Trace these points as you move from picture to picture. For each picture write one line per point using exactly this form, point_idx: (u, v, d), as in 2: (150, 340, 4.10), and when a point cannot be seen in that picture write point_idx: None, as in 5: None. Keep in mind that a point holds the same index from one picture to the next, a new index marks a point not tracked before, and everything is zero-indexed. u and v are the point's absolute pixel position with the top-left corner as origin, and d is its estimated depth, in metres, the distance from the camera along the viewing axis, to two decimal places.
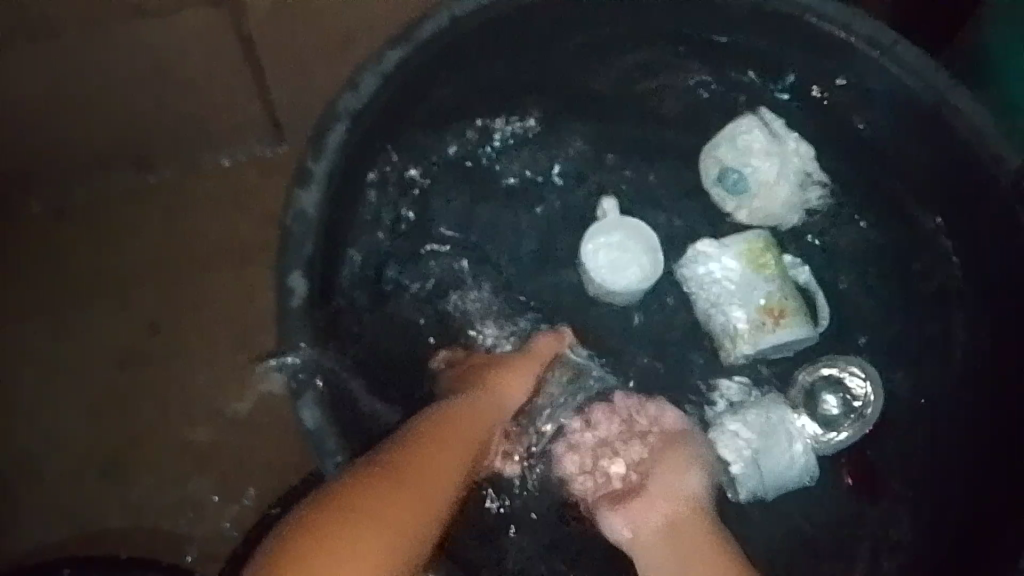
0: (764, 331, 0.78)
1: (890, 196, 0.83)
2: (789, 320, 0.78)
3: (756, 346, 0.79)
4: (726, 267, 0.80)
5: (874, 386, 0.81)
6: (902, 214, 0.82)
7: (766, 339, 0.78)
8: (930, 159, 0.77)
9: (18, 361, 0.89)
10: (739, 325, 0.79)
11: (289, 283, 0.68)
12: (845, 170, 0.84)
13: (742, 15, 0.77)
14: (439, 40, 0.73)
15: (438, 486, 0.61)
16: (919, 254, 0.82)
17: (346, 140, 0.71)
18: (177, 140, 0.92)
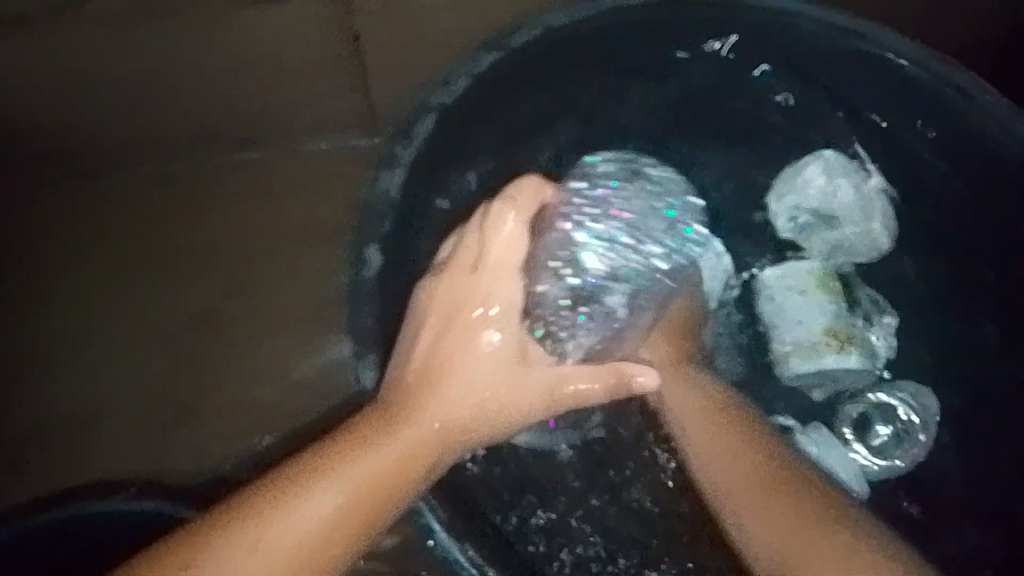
0: (824, 352, 0.79)
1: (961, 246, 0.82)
2: (852, 347, 0.79)
3: (813, 366, 0.80)
4: (798, 287, 0.83)
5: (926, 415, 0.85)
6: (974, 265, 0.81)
7: (823, 359, 0.79)
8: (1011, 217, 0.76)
9: (108, 306, 0.97)
10: (799, 342, 0.80)
11: (366, 255, 0.73)
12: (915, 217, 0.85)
13: (829, 50, 0.79)
14: (529, 49, 0.77)
15: (367, 522, 0.59)
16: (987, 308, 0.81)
17: (434, 130, 0.76)
18: (280, 121, 0.98)
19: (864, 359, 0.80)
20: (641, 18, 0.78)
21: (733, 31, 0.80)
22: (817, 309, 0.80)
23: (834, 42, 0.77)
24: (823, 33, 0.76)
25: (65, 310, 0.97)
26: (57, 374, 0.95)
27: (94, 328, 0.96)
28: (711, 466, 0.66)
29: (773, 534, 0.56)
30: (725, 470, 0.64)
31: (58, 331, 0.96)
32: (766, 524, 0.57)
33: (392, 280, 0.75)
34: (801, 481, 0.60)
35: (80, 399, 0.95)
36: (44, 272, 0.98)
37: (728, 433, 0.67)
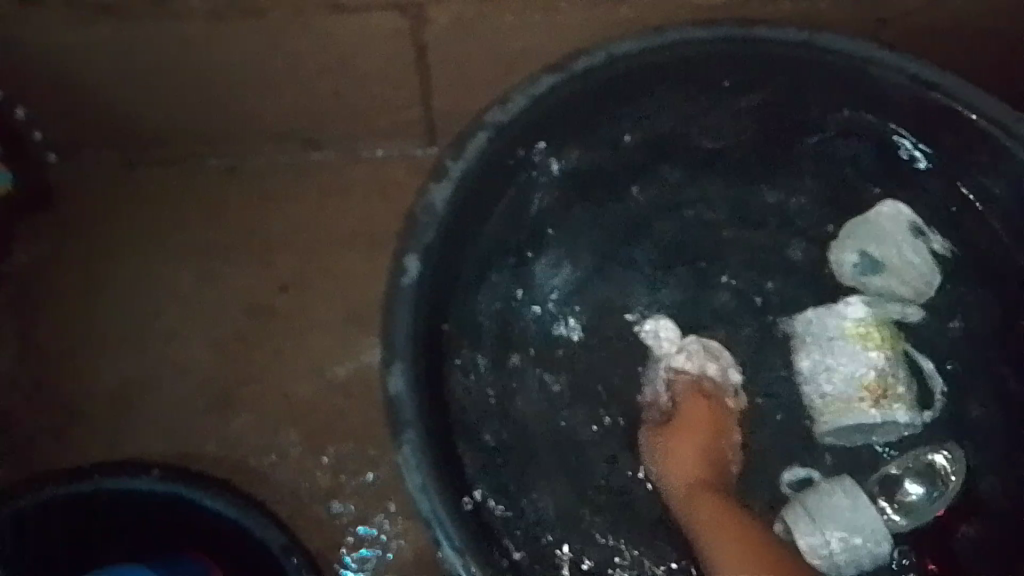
0: (863, 405, 0.80)
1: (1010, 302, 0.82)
2: (891, 400, 0.80)
3: (852, 417, 0.80)
4: (839, 338, 0.82)
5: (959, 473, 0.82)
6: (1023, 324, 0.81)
7: (862, 412, 0.80)
8: None
9: (160, 289, 1.00)
10: (843, 395, 0.81)
11: (405, 263, 0.72)
12: (966, 271, 0.85)
13: (902, 100, 0.78)
14: (591, 75, 0.77)
15: None
16: None
17: (486, 148, 0.76)
18: (344, 127, 1.03)
19: (907, 412, 0.81)
20: (713, 52, 0.77)
21: (806, 72, 0.79)
22: (859, 360, 0.80)
23: (911, 93, 0.76)
24: (897, 84, 0.76)
25: (121, 288, 1.00)
26: (105, 349, 0.98)
27: (145, 308, 1.00)
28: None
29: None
30: (723, 553, 0.76)
31: (112, 307, 1.00)
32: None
33: (429, 291, 0.74)
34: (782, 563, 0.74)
35: (124, 376, 0.97)
36: (110, 252, 1.02)
37: (744, 550, 0.75)
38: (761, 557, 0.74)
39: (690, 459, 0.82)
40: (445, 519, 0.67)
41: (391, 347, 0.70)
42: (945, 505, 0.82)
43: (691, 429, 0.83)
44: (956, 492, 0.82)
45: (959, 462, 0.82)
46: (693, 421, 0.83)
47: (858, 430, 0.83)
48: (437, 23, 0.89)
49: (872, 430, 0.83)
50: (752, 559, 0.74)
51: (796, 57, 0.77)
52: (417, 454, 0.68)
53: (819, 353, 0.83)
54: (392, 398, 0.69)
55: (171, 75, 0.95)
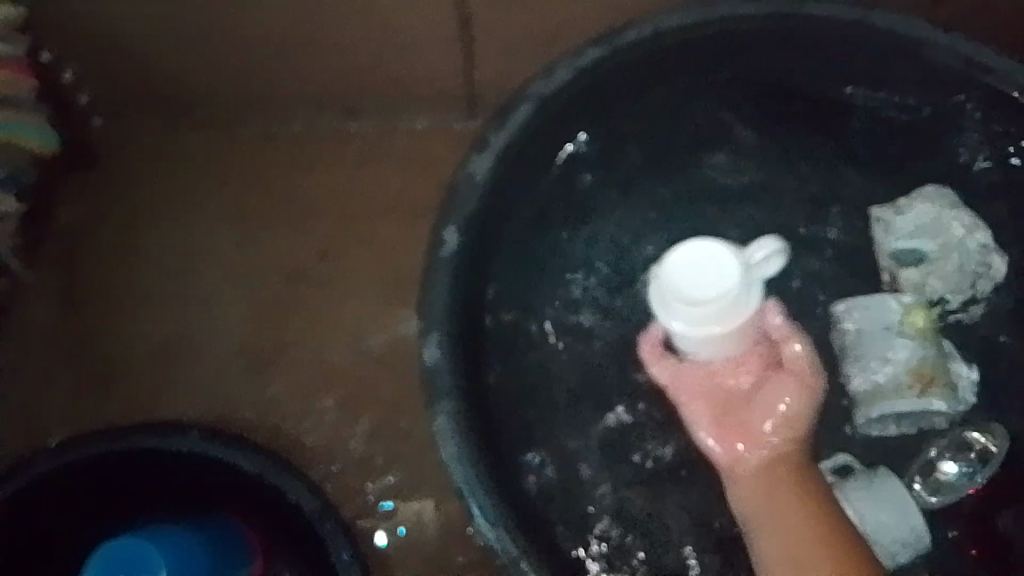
0: (910, 395, 0.77)
1: None
2: (938, 391, 0.77)
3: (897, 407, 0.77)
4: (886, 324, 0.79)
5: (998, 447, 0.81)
6: None
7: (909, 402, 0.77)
8: None
9: (199, 254, 1.01)
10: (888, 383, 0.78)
11: (445, 234, 0.72)
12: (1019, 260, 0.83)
13: (959, 82, 0.75)
14: (638, 47, 0.75)
15: None
16: None
17: (530, 120, 0.75)
18: (386, 97, 1.02)
19: (953, 404, 0.78)
20: (762, 28, 0.76)
21: (858, 51, 0.77)
22: (907, 346, 0.77)
23: (968, 76, 0.73)
24: (953, 66, 0.73)
25: (162, 251, 1.02)
26: (145, 311, 0.99)
27: (185, 272, 1.01)
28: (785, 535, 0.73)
29: (801, 549, 0.71)
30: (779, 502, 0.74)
31: (153, 270, 1.01)
32: (793, 539, 0.72)
33: (468, 262, 0.73)
34: (837, 523, 0.72)
35: (164, 338, 0.98)
36: (153, 215, 1.03)
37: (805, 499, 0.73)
38: (828, 517, 0.72)
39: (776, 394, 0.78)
40: (478, 488, 0.67)
41: (428, 317, 0.70)
42: (985, 477, 0.80)
43: (768, 398, 0.77)
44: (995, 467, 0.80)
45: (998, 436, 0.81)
46: (774, 392, 0.78)
47: (898, 420, 0.81)
48: None
49: (912, 421, 0.81)
50: (817, 513, 0.72)
51: (850, 35, 0.75)
52: (451, 424, 0.68)
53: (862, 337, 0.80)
54: (428, 368, 0.69)
55: (213, 40, 0.95)
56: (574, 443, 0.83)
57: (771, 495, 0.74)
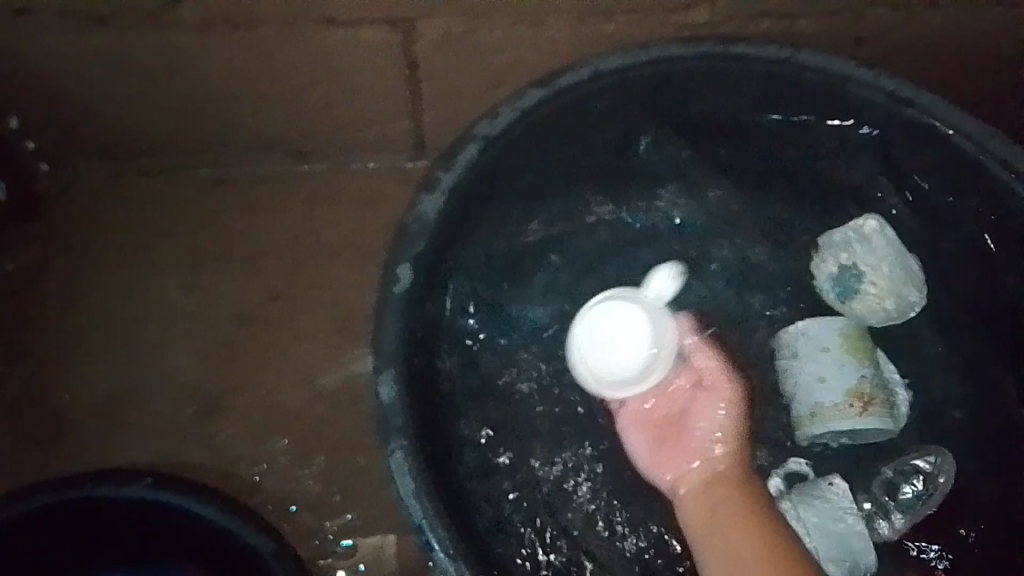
0: (848, 413, 0.80)
1: (983, 312, 0.85)
2: (874, 408, 0.81)
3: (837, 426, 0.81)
4: (823, 346, 0.84)
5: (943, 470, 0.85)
6: (994, 334, 0.84)
7: (848, 420, 0.80)
8: None
9: (149, 298, 1.01)
10: (827, 403, 0.81)
11: (396, 272, 0.73)
12: (942, 282, 0.87)
13: (880, 117, 0.80)
14: (579, 88, 0.79)
15: None
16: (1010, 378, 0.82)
17: (477, 158, 0.77)
18: (334, 139, 1.04)
19: (887, 421, 0.82)
20: (697, 68, 0.79)
21: (787, 90, 0.81)
22: (843, 367, 0.81)
23: (889, 110, 0.78)
24: (876, 101, 0.78)
25: (112, 297, 1.01)
26: (93, 357, 0.98)
27: (135, 316, 1.00)
28: (726, 547, 0.74)
29: (744, 556, 0.72)
30: (722, 516, 0.76)
31: (102, 316, 1.00)
32: (738, 547, 0.73)
33: (420, 299, 0.75)
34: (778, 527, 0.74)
35: (113, 384, 0.97)
36: (101, 262, 1.02)
37: (743, 508, 0.75)
38: (768, 524, 0.74)
39: (708, 412, 0.82)
40: (435, 524, 0.67)
41: (382, 354, 0.71)
42: (936, 505, 0.84)
43: (702, 417, 0.82)
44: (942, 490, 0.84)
45: (942, 458, 0.85)
46: (706, 411, 0.82)
47: (839, 436, 0.84)
48: (427, 38, 0.90)
49: (852, 437, 0.84)
50: (760, 520, 0.74)
51: (778, 73, 0.79)
52: (408, 460, 0.68)
53: (800, 356, 0.85)
54: (384, 404, 0.70)
55: (164, 87, 0.96)
56: (528, 475, 0.85)
57: (721, 506, 0.76)
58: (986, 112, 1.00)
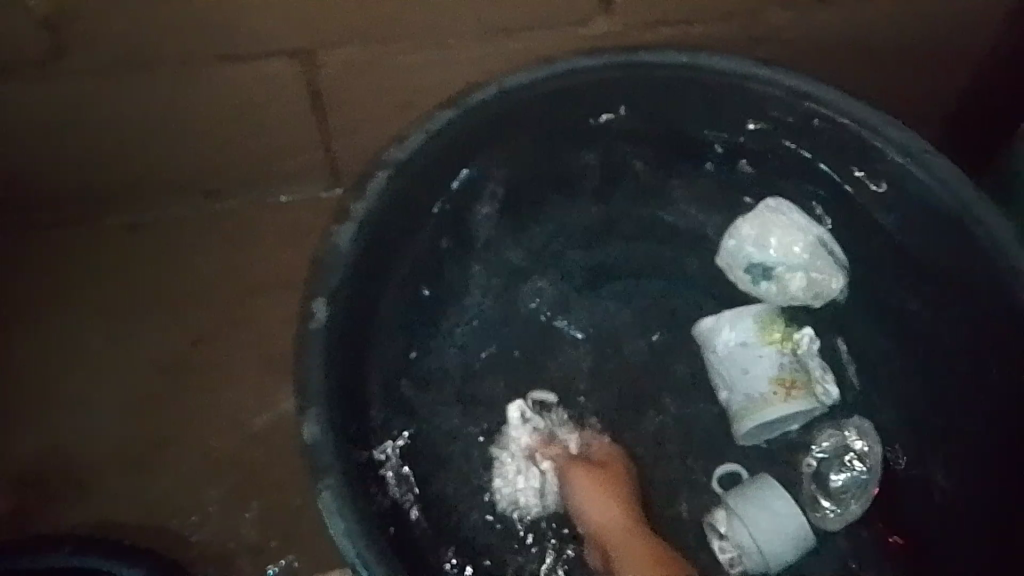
0: (778, 400, 0.84)
1: (893, 293, 0.88)
2: (800, 392, 0.84)
3: (770, 414, 0.84)
4: (743, 339, 0.87)
5: (873, 448, 0.86)
6: (904, 314, 0.87)
7: (779, 407, 0.83)
8: (938, 257, 0.80)
9: (63, 355, 0.97)
10: (755, 396, 0.84)
11: (312, 307, 0.72)
12: (852, 269, 0.90)
13: (778, 114, 0.82)
14: (486, 108, 0.79)
15: None
16: (925, 355, 0.85)
17: (388, 187, 0.77)
18: (246, 177, 1.03)
19: (813, 404, 0.85)
20: (600, 79, 0.80)
21: (687, 94, 0.83)
22: (767, 355, 0.85)
23: (787, 104, 0.81)
24: (773, 96, 0.80)
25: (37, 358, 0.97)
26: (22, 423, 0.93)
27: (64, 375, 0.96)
28: None
29: None
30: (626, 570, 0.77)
31: (29, 379, 0.96)
32: None
33: (342, 334, 0.74)
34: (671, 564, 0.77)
35: (45, 449, 0.93)
36: (10, 321, 0.98)
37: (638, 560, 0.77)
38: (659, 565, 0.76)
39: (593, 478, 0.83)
40: (370, 563, 0.66)
41: (306, 392, 0.70)
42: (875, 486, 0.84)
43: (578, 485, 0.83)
44: (877, 471, 0.85)
45: (869, 435, 0.86)
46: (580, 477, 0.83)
47: (771, 426, 0.87)
48: (329, 67, 0.90)
49: (784, 426, 0.87)
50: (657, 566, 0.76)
51: (678, 78, 0.81)
52: (338, 499, 0.67)
53: (718, 352, 0.88)
54: (311, 444, 0.69)
55: (62, 136, 0.93)
56: (469, 507, 0.86)
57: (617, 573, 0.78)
58: (878, 100, 1.04)
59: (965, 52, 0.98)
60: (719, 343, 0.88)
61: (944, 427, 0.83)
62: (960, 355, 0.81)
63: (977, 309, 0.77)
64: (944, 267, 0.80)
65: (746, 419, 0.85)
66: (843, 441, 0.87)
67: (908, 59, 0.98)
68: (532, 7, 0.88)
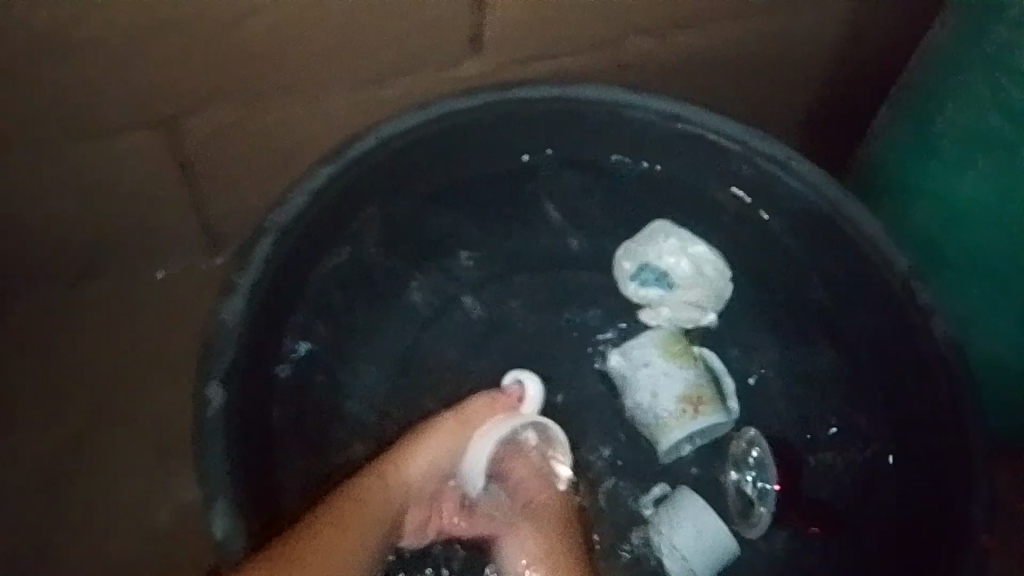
0: (687, 417, 0.86)
1: (780, 296, 0.91)
2: (706, 406, 0.87)
3: (681, 432, 0.87)
4: (648, 361, 0.89)
5: (761, 447, 0.89)
6: (793, 313, 0.91)
7: (688, 424, 0.86)
8: (819, 258, 0.84)
9: None
10: (666, 414, 0.87)
11: (206, 392, 0.68)
12: (740, 277, 0.93)
13: (652, 136, 0.84)
14: (366, 161, 0.77)
15: None
16: (817, 352, 0.89)
17: (273, 253, 0.73)
18: (119, 256, 0.98)
19: (721, 414, 0.88)
20: (478, 119, 0.80)
21: (565, 124, 0.84)
22: (673, 374, 0.87)
23: (659, 128, 0.83)
24: (647, 121, 0.82)
25: (367, 491, 0.79)
26: (360, 548, 0.75)
27: (439, 455, 0.84)
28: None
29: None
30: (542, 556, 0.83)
31: (367, 502, 0.78)
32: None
33: (239, 413, 0.70)
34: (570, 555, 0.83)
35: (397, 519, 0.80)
36: None
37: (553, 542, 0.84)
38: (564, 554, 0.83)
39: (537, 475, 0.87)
40: None
41: (208, 481, 0.66)
42: (775, 479, 0.88)
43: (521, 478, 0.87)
44: (772, 462, 0.88)
45: (751, 433, 0.89)
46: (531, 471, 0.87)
47: (683, 443, 0.89)
48: (194, 130, 0.86)
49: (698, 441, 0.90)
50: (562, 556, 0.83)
51: (554, 110, 0.82)
52: None
53: (625, 377, 0.90)
54: (220, 539, 0.65)
55: None
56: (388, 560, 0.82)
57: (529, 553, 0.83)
58: (746, 112, 1.09)
59: (820, 61, 1.04)
60: (625, 368, 0.90)
61: (844, 419, 0.87)
62: (849, 345, 0.85)
63: (862, 303, 0.81)
64: (824, 266, 0.84)
65: (661, 441, 0.88)
66: (737, 448, 0.90)
67: (771, 72, 1.03)
68: (403, 53, 0.87)
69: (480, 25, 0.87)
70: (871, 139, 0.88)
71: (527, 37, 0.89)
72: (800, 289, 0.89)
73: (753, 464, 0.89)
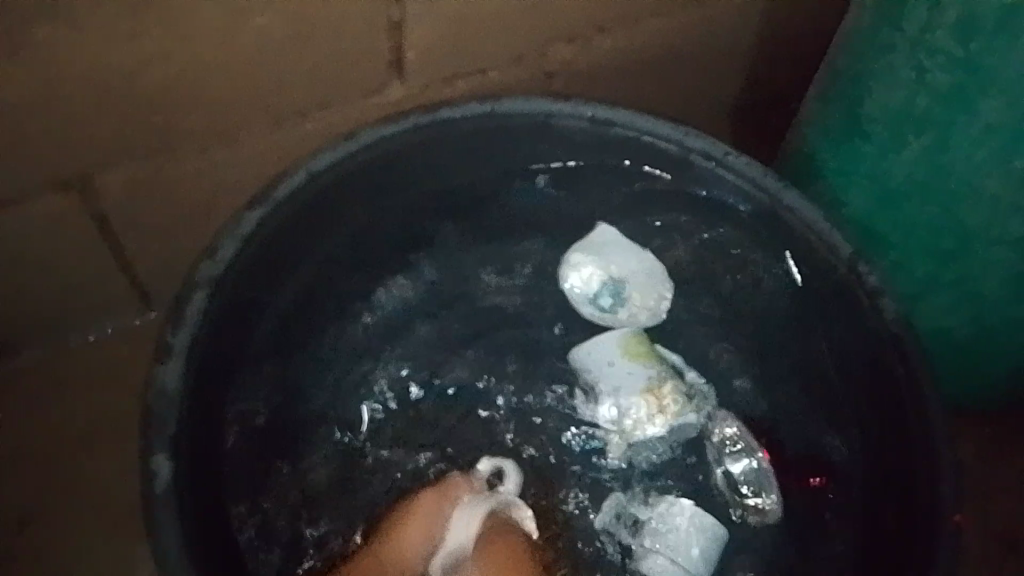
0: (649, 415, 0.89)
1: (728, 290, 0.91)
2: (670, 401, 0.89)
3: (644, 430, 0.89)
4: (611, 359, 0.90)
5: (738, 426, 0.90)
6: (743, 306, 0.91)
7: (650, 421, 0.89)
8: (763, 250, 0.84)
9: None
10: (629, 412, 0.89)
11: (151, 467, 0.64)
12: (686, 275, 0.93)
13: (588, 142, 0.83)
14: (295, 199, 0.74)
15: None
16: (770, 342, 0.89)
17: (207, 309, 0.69)
18: (44, 321, 0.95)
19: (685, 405, 0.90)
20: (409, 144, 0.78)
21: (498, 140, 0.82)
22: (635, 373, 0.89)
23: (594, 135, 0.82)
24: (580, 128, 0.81)
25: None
26: None
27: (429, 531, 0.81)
28: None
29: None
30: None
31: None
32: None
33: (190, 484, 0.65)
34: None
35: None
36: None
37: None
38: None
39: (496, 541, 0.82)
40: None
41: (164, 562, 0.61)
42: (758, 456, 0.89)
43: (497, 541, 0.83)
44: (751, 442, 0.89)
45: (726, 414, 0.91)
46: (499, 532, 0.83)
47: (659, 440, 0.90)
48: (110, 181, 0.82)
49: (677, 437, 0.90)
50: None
51: (487, 127, 0.79)
52: None
53: (590, 371, 0.91)
54: None
55: None
56: None
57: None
58: (677, 108, 1.08)
59: (745, 48, 1.04)
60: (585, 363, 0.92)
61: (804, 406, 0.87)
62: (801, 332, 0.85)
63: (811, 290, 0.81)
64: (768, 257, 0.84)
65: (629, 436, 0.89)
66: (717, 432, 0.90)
67: (700, 65, 1.02)
68: (322, 81, 0.83)
69: (399, 45, 0.83)
70: (800, 125, 0.88)
71: (449, 53, 0.87)
72: (745, 282, 0.89)
73: (734, 448, 0.90)
